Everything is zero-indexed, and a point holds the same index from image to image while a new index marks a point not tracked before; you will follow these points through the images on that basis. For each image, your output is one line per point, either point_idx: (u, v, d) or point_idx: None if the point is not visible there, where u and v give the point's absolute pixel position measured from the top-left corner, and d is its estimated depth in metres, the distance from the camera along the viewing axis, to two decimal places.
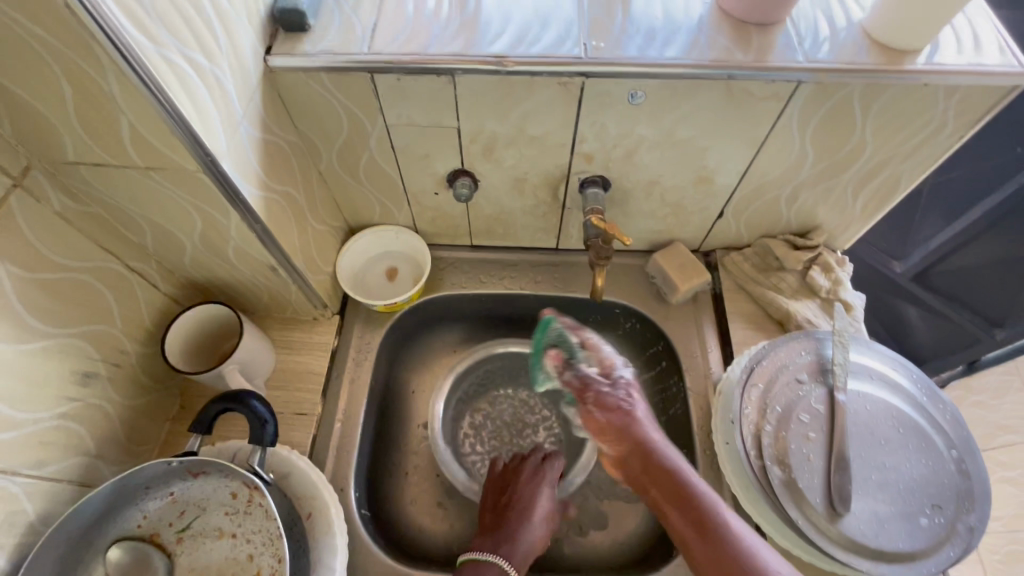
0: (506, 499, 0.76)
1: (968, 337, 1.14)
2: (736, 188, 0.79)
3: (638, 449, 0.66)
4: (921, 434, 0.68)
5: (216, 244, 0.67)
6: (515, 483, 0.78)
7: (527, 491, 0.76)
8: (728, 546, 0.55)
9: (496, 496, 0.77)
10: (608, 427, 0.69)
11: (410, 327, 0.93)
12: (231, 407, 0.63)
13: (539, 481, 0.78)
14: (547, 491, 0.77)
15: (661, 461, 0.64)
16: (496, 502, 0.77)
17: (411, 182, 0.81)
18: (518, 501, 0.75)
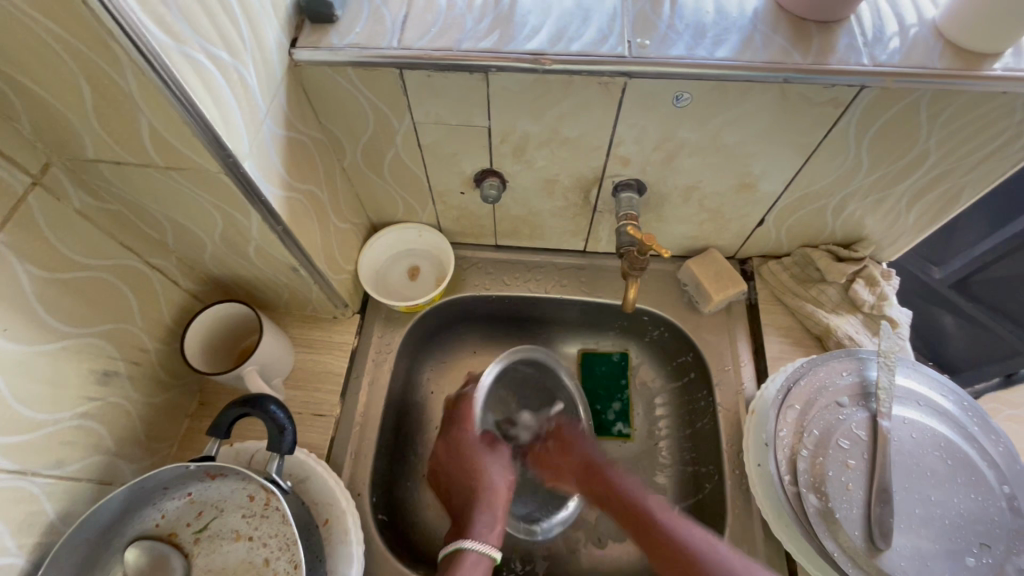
0: (452, 481, 0.79)
1: (1006, 348, 1.07)
2: (781, 196, 0.74)
3: (584, 472, 0.79)
4: (970, 467, 0.64)
5: (236, 243, 0.65)
6: (452, 462, 0.80)
7: (463, 466, 0.79)
8: (681, 551, 0.66)
9: (443, 483, 0.81)
10: (555, 473, 0.83)
11: (431, 327, 0.91)
12: (250, 411, 0.61)
13: (467, 448, 0.80)
14: (482, 457, 0.79)
15: (607, 483, 0.77)
16: (448, 489, 0.80)
17: (436, 181, 0.78)
18: (461, 483, 0.78)
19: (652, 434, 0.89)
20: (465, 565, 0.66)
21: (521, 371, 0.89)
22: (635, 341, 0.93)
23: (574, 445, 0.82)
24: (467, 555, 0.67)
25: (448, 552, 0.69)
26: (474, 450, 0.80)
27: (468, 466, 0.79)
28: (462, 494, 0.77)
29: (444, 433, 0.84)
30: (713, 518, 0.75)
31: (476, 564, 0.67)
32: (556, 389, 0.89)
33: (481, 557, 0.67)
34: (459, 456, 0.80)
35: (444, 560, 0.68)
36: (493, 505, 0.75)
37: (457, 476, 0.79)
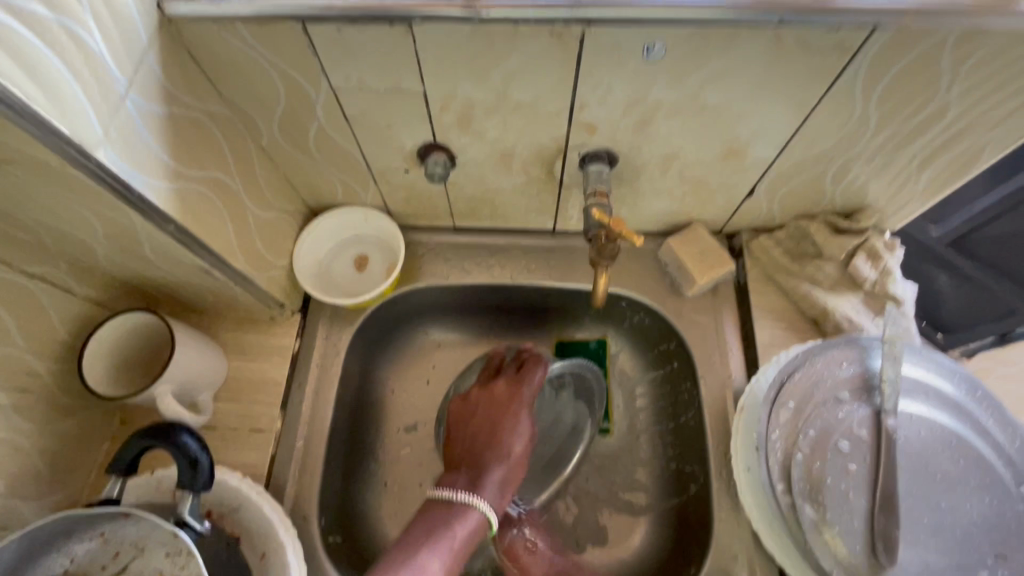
0: (485, 426, 0.67)
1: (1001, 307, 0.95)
2: (773, 162, 0.64)
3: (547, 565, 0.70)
4: (984, 467, 0.57)
5: (127, 245, 0.54)
6: (497, 407, 0.68)
7: (508, 417, 0.68)
8: None
9: (466, 421, 0.69)
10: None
11: (386, 323, 0.82)
12: (158, 439, 0.53)
13: (522, 406, 0.68)
14: (528, 422, 0.68)
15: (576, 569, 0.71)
16: (472, 430, 0.68)
17: (374, 159, 0.67)
18: (493, 430, 0.67)
19: (633, 427, 0.81)
20: (471, 525, 0.60)
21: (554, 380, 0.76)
22: (614, 327, 0.85)
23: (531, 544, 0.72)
24: (475, 515, 0.61)
25: (455, 501, 0.61)
26: (525, 410, 0.68)
27: (512, 423, 0.67)
28: (490, 444, 0.66)
29: (500, 372, 0.71)
30: (700, 523, 0.69)
31: (474, 528, 0.61)
32: (578, 411, 0.78)
33: (483, 523, 0.61)
34: (510, 404, 0.68)
35: (445, 511, 0.61)
36: (512, 472, 0.65)
37: (494, 425, 0.67)
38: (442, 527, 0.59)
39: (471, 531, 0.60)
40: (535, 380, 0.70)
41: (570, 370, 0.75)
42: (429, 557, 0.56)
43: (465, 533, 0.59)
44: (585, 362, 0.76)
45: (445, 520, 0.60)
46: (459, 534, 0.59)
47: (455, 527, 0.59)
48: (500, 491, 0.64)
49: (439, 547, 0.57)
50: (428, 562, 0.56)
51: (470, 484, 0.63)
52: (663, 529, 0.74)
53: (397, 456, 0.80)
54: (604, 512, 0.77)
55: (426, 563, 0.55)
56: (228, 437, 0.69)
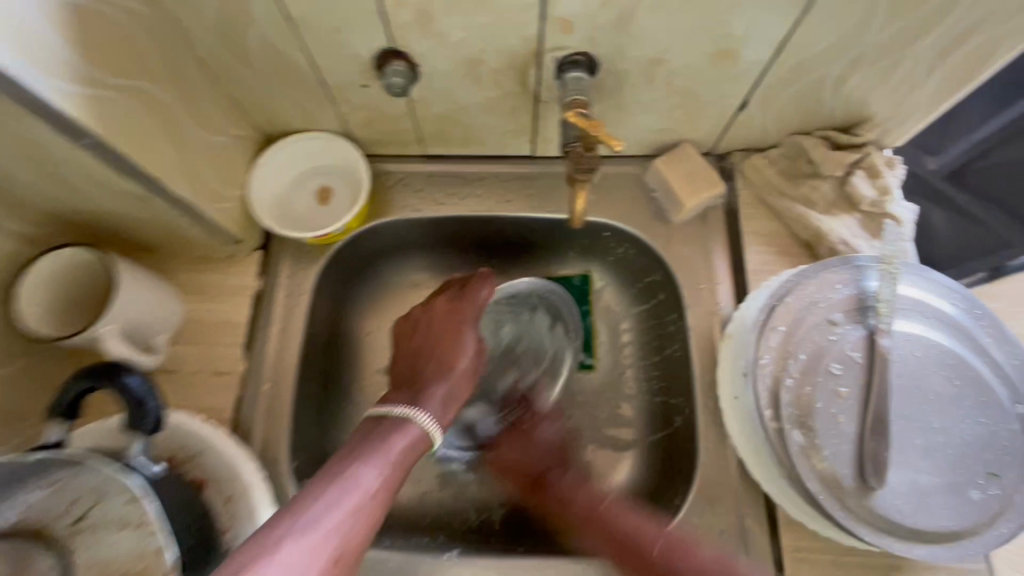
0: (430, 342, 0.66)
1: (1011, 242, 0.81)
2: (769, 66, 0.58)
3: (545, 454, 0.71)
4: (981, 386, 0.54)
5: (45, 166, 0.48)
6: (441, 323, 0.67)
7: (452, 334, 0.66)
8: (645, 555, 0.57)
9: (409, 339, 0.67)
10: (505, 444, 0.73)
11: (356, 261, 0.76)
12: (99, 379, 0.48)
13: (465, 322, 0.67)
14: (473, 338, 0.67)
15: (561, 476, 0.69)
16: (415, 347, 0.66)
17: (328, 72, 0.59)
18: (437, 346, 0.65)
19: (618, 363, 0.79)
20: (409, 437, 0.57)
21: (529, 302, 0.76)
22: (599, 261, 0.80)
23: (534, 432, 0.72)
24: (415, 428, 0.59)
25: (394, 417, 0.59)
26: (470, 327, 0.67)
27: (456, 339, 0.66)
28: (434, 361, 0.65)
29: (444, 291, 0.69)
30: (684, 454, 0.67)
31: (416, 442, 0.58)
32: (556, 339, 0.77)
33: (425, 437, 0.59)
34: (453, 321, 0.67)
35: (384, 425, 0.58)
36: (457, 388, 0.64)
37: (438, 340, 0.66)
38: (377, 440, 0.56)
39: (412, 445, 0.57)
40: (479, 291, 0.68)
41: (537, 293, 0.75)
42: (362, 470, 0.52)
43: (404, 446, 0.57)
44: (556, 287, 0.74)
45: (382, 434, 0.57)
46: (396, 447, 0.56)
47: (392, 441, 0.56)
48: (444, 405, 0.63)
49: (374, 460, 0.54)
50: (362, 475, 0.52)
51: (412, 400, 0.61)
52: (648, 462, 0.72)
53: (375, 398, 0.76)
54: (588, 447, 0.75)
55: (360, 477, 0.52)
56: (191, 380, 0.65)
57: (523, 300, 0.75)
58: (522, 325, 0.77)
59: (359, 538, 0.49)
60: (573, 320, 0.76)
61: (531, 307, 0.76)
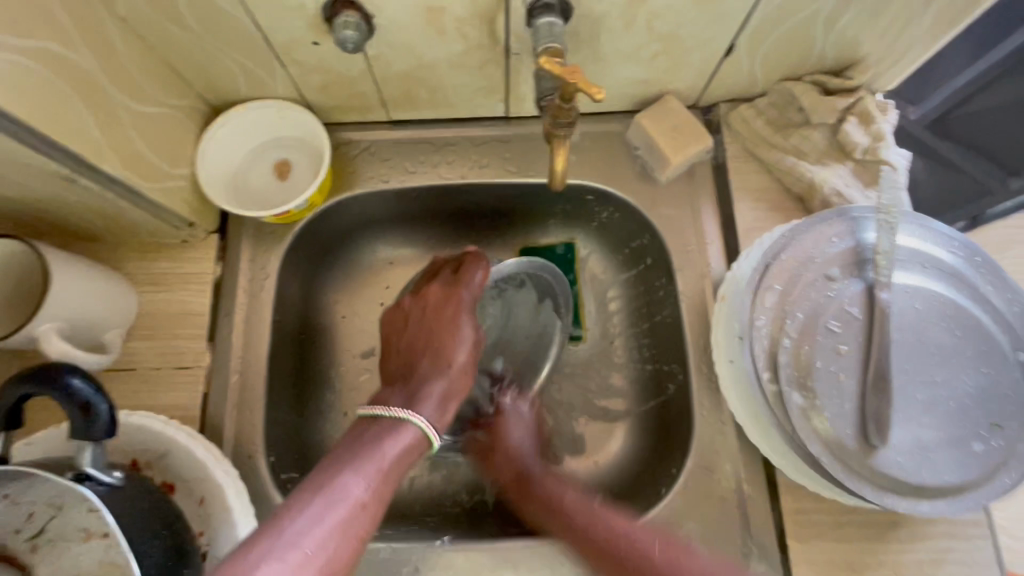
0: (422, 334, 0.63)
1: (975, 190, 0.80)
2: (758, 3, 0.53)
3: (506, 457, 0.65)
4: (983, 335, 0.52)
5: None
6: (434, 312, 0.63)
7: (446, 323, 0.63)
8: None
9: (401, 331, 0.65)
10: (482, 459, 0.67)
11: (324, 239, 0.71)
12: (38, 383, 0.43)
13: (460, 310, 0.63)
14: (470, 327, 0.63)
15: (535, 486, 0.62)
16: (408, 340, 0.64)
17: (272, 28, 0.53)
18: (430, 338, 0.62)
19: (606, 332, 0.76)
20: (405, 441, 0.55)
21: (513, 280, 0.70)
22: (583, 227, 0.76)
23: (504, 431, 0.67)
24: (411, 430, 0.56)
25: (391, 418, 0.56)
26: (466, 316, 0.63)
27: (451, 328, 0.63)
28: (428, 353, 0.62)
29: (437, 276, 0.66)
30: (680, 422, 0.65)
31: (412, 445, 0.55)
32: (545, 316, 0.73)
33: (422, 439, 0.56)
34: (448, 310, 0.63)
35: (378, 428, 0.55)
36: (455, 384, 0.61)
37: (431, 332, 0.63)
38: (370, 447, 0.53)
39: (408, 449, 0.55)
40: (472, 280, 0.64)
41: (526, 270, 0.68)
42: (351, 479, 0.49)
43: (399, 450, 0.54)
44: (540, 263, 0.68)
45: (377, 436, 0.54)
46: (390, 453, 0.53)
47: (387, 446, 0.53)
48: (444, 401, 0.60)
49: (365, 468, 0.51)
50: (350, 485, 0.49)
51: (407, 399, 0.59)
52: (641, 432, 0.70)
53: (356, 384, 0.73)
54: (580, 420, 0.73)
55: (348, 486, 0.49)
56: (151, 378, 0.61)
57: (510, 279, 0.70)
58: (508, 301, 0.72)
59: (349, 552, 0.46)
60: (562, 295, 0.72)
61: (517, 285, 0.71)
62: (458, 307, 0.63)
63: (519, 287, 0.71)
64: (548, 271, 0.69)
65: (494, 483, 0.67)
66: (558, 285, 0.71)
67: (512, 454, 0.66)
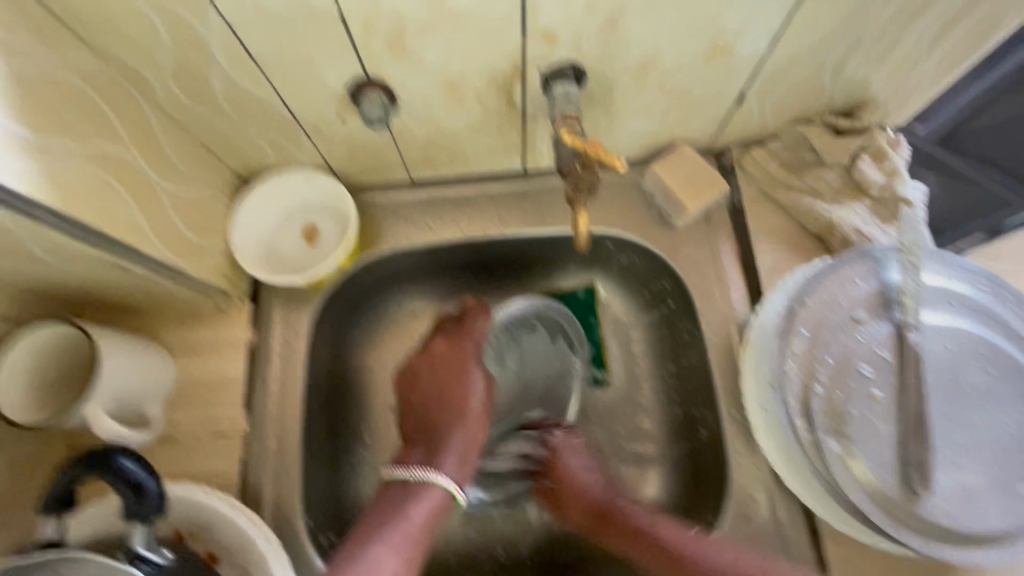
0: (434, 388, 0.64)
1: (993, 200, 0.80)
2: (765, 58, 0.55)
3: (580, 495, 0.66)
4: (1019, 374, 0.52)
5: (8, 246, 0.45)
6: (443, 367, 0.64)
7: (457, 375, 0.64)
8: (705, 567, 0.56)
9: (413, 388, 0.64)
10: (556, 499, 0.68)
11: (352, 298, 0.73)
12: (91, 465, 0.44)
13: (468, 359, 0.64)
14: (480, 374, 0.64)
15: (615, 509, 0.64)
16: (421, 395, 0.64)
17: (302, 110, 0.56)
18: (444, 392, 0.63)
19: (633, 374, 0.76)
20: (428, 504, 0.58)
21: (528, 323, 0.71)
22: (602, 271, 0.77)
23: (564, 465, 0.68)
24: (434, 492, 0.59)
25: (414, 481, 0.59)
26: (476, 364, 0.64)
27: (462, 379, 0.63)
28: (443, 407, 0.63)
29: (441, 330, 0.67)
30: (714, 467, 0.64)
31: (436, 505, 0.58)
32: (560, 352, 0.74)
33: (444, 499, 0.59)
34: (457, 361, 0.64)
35: (402, 493, 0.58)
36: (475, 433, 0.63)
37: (444, 384, 0.63)
38: (396, 515, 0.56)
39: (432, 512, 0.58)
40: (472, 329, 0.65)
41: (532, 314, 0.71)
42: (381, 551, 0.53)
43: (422, 515, 0.57)
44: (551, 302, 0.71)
45: (402, 503, 0.57)
46: (415, 519, 0.56)
47: (412, 511, 0.57)
48: (466, 454, 0.62)
49: (392, 537, 0.54)
50: (382, 556, 0.52)
51: (427, 457, 0.61)
52: (674, 476, 0.70)
53: (388, 438, 0.73)
54: (612, 465, 0.73)
55: (379, 557, 0.52)
56: (192, 447, 0.62)
57: (521, 323, 0.71)
58: (523, 348, 0.72)
59: None
60: (574, 330, 0.74)
61: (530, 327, 0.72)
62: (463, 358, 0.64)
63: (533, 332, 0.72)
64: (550, 303, 0.71)
65: (569, 522, 0.68)
66: (567, 322, 0.74)
67: (582, 486, 0.67)
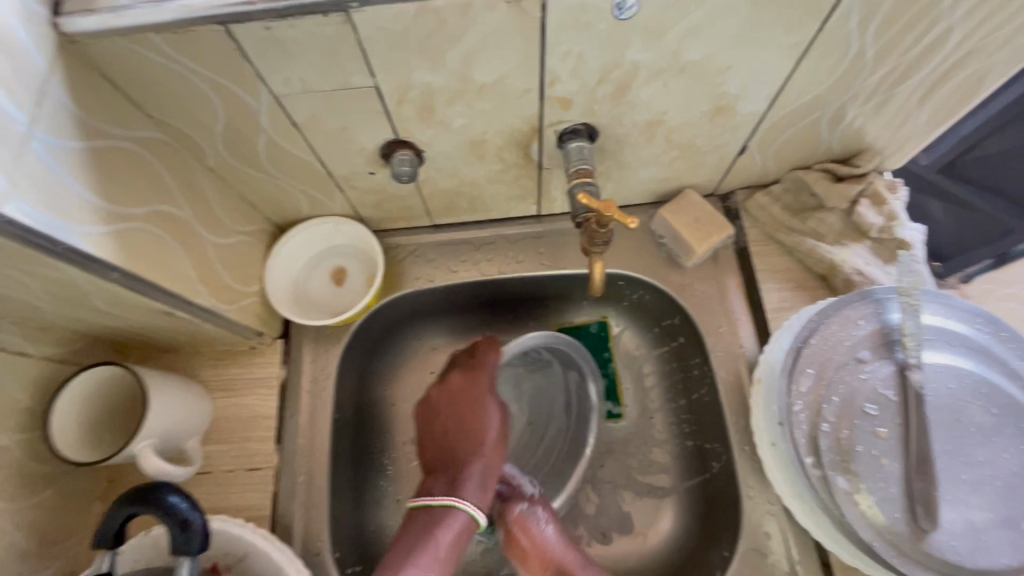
0: (453, 418, 0.66)
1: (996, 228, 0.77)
2: (765, 115, 0.60)
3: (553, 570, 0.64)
4: (1021, 414, 0.54)
5: (74, 297, 0.49)
6: (460, 399, 0.67)
7: (473, 406, 0.66)
8: None
9: (432, 416, 0.67)
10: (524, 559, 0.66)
11: (376, 335, 0.76)
12: (141, 504, 0.47)
13: (483, 392, 0.66)
14: (494, 405, 0.66)
15: None
16: (441, 425, 0.67)
17: (336, 166, 0.61)
18: (461, 424, 0.66)
19: (645, 409, 0.78)
20: (454, 527, 0.59)
21: (543, 357, 0.77)
22: (614, 307, 0.80)
23: (533, 536, 0.65)
24: (459, 515, 0.59)
25: (437, 507, 0.60)
26: (489, 396, 0.66)
27: (478, 411, 0.66)
28: (462, 437, 0.65)
29: (454, 364, 0.70)
30: (726, 501, 0.66)
31: (462, 529, 0.59)
32: (574, 385, 0.77)
33: (468, 522, 0.60)
34: (473, 393, 0.66)
35: (427, 517, 0.59)
36: (491, 461, 0.64)
37: (461, 416, 0.66)
38: (423, 539, 0.57)
39: (458, 535, 0.59)
40: (483, 361, 0.68)
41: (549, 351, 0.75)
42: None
43: (449, 538, 0.58)
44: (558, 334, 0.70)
45: (428, 529, 0.58)
46: (442, 542, 0.57)
47: (439, 534, 0.58)
48: (485, 478, 0.63)
49: (423, 559, 0.55)
50: None
51: (449, 484, 0.62)
52: (689, 510, 0.71)
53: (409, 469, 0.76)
54: (625, 497, 0.75)
55: None
56: (226, 480, 0.65)
57: (539, 357, 0.77)
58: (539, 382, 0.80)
59: None
60: (585, 364, 0.74)
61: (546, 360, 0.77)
62: (476, 389, 0.66)
63: (549, 366, 0.78)
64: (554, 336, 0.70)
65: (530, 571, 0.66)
66: (580, 356, 0.74)
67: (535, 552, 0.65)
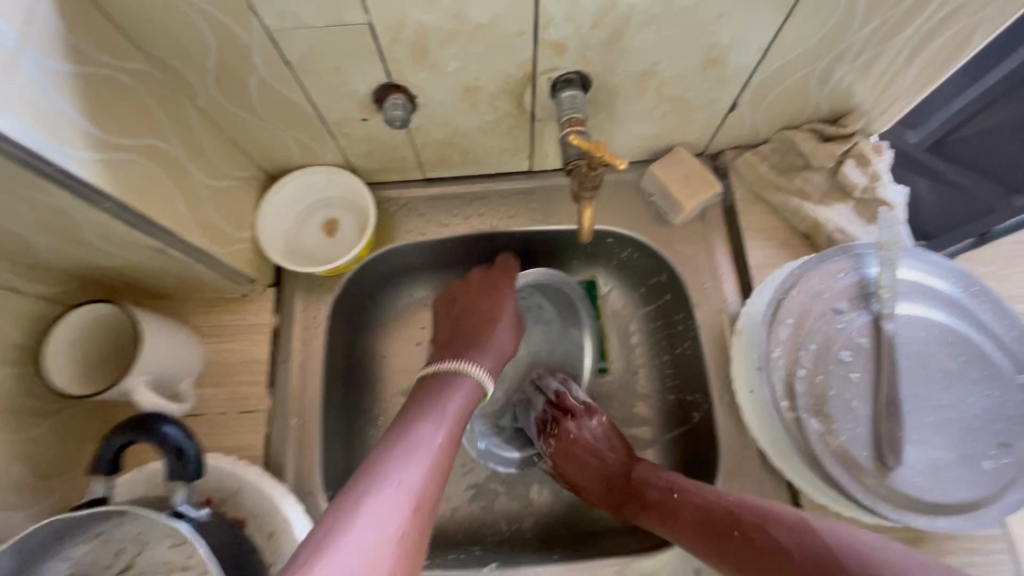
0: (471, 307, 0.69)
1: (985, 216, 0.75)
2: (755, 71, 0.60)
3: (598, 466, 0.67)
4: (986, 362, 0.57)
5: (66, 229, 0.50)
6: (479, 292, 0.70)
7: (491, 297, 0.69)
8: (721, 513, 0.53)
9: (451, 308, 0.70)
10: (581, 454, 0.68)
11: (368, 288, 0.77)
12: (138, 432, 0.48)
13: (505, 287, 0.70)
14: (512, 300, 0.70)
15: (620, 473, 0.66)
16: (459, 314, 0.69)
17: (329, 111, 0.61)
18: (480, 310, 0.68)
19: (630, 364, 0.80)
20: (465, 390, 0.61)
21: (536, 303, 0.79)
22: (603, 266, 0.82)
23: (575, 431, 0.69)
24: (469, 380, 0.62)
25: (451, 370, 0.62)
26: (509, 288, 0.71)
27: (496, 298, 0.69)
28: (478, 316, 0.68)
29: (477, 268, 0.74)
30: (705, 449, 0.69)
31: (470, 394, 0.61)
32: (570, 333, 0.79)
33: (478, 387, 0.62)
34: (493, 287, 0.70)
35: (442, 380, 0.61)
36: (504, 341, 0.67)
37: (479, 304, 0.69)
38: (436, 401, 0.58)
39: (468, 396, 0.61)
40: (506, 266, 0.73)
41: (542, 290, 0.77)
42: (428, 428, 0.55)
43: (461, 400, 0.60)
44: (558, 275, 0.75)
45: (441, 388, 0.60)
46: (454, 404, 0.59)
47: (451, 393, 0.60)
48: (496, 352, 0.66)
49: (434, 419, 0.56)
50: (430, 434, 0.54)
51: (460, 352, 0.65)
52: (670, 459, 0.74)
53: None
54: None
55: (427, 435, 0.54)
56: (219, 422, 0.67)
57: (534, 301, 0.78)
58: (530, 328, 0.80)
59: (433, 496, 0.50)
60: (584, 308, 0.77)
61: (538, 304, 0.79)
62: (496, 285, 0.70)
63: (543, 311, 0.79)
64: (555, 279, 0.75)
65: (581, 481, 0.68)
66: (582, 303, 0.77)
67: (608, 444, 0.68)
